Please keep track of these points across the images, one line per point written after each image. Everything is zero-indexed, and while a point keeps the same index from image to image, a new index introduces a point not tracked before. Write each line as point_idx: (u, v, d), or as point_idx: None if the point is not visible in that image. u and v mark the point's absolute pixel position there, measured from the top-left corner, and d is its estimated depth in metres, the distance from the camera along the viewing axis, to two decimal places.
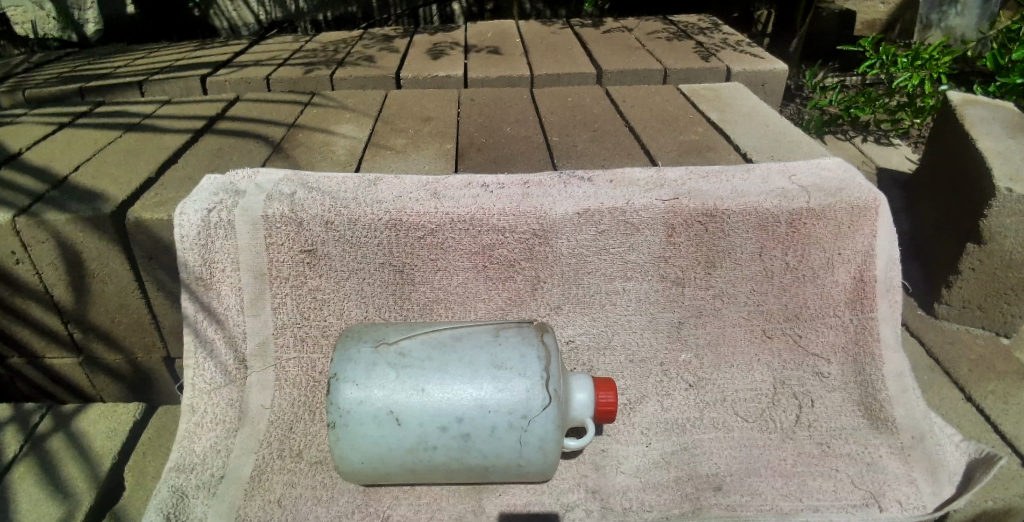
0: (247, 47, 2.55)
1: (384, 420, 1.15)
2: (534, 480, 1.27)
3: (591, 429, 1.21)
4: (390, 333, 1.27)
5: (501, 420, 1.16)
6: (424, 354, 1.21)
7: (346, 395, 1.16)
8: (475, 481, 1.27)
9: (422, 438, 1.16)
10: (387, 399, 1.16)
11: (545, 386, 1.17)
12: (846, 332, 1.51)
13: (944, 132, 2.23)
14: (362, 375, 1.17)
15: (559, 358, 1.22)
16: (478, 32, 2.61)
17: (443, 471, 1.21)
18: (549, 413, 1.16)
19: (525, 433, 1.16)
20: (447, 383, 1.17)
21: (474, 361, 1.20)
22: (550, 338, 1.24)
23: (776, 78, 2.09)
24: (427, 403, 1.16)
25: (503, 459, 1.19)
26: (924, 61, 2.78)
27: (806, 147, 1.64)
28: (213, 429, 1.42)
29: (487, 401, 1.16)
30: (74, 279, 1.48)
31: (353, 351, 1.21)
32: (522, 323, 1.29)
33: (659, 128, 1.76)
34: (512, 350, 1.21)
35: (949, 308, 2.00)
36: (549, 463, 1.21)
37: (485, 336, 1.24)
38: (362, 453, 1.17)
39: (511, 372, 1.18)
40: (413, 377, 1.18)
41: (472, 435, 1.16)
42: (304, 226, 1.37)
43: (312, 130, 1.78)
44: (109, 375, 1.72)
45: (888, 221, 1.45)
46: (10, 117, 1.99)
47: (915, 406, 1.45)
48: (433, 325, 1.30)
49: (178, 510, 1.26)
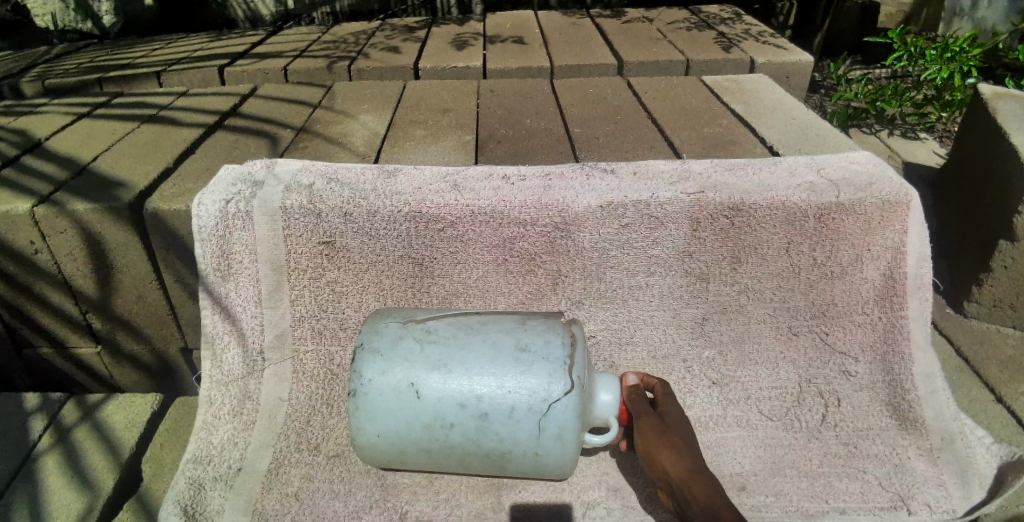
0: (263, 37, 2.53)
1: (404, 392, 1.14)
2: (552, 476, 1.21)
3: (615, 428, 1.20)
4: (417, 313, 1.27)
5: (520, 401, 1.13)
6: (449, 334, 1.21)
7: (370, 364, 1.16)
8: (490, 471, 1.22)
9: (440, 414, 1.14)
10: (409, 371, 1.15)
11: (568, 373, 1.14)
12: (875, 330, 1.47)
13: (974, 126, 2.16)
14: (388, 347, 1.18)
15: (584, 347, 1.19)
16: (496, 23, 2.58)
17: (458, 454, 1.17)
18: (571, 399, 1.12)
19: (543, 418, 1.13)
20: (469, 361, 1.15)
21: (498, 343, 1.18)
22: (577, 329, 1.21)
23: (800, 70, 2.05)
24: (447, 379, 1.14)
25: (519, 446, 1.15)
26: (953, 54, 2.70)
27: (834, 140, 1.59)
28: (230, 421, 1.40)
29: (507, 383, 1.14)
30: (94, 270, 1.48)
31: (381, 325, 1.23)
32: (548, 314, 1.27)
33: (682, 121, 1.72)
34: (537, 335, 1.19)
35: (979, 307, 1.96)
36: (567, 456, 1.16)
37: (511, 322, 1.22)
38: (379, 425, 1.15)
39: (534, 357, 1.15)
40: (437, 353, 1.17)
41: (489, 415, 1.13)
42: (323, 218, 1.36)
43: (330, 121, 1.76)
44: (127, 366, 1.72)
45: (919, 215, 1.40)
46: (27, 107, 2.00)
47: (945, 407, 1.40)
48: (460, 310, 1.29)
49: (195, 503, 1.25)
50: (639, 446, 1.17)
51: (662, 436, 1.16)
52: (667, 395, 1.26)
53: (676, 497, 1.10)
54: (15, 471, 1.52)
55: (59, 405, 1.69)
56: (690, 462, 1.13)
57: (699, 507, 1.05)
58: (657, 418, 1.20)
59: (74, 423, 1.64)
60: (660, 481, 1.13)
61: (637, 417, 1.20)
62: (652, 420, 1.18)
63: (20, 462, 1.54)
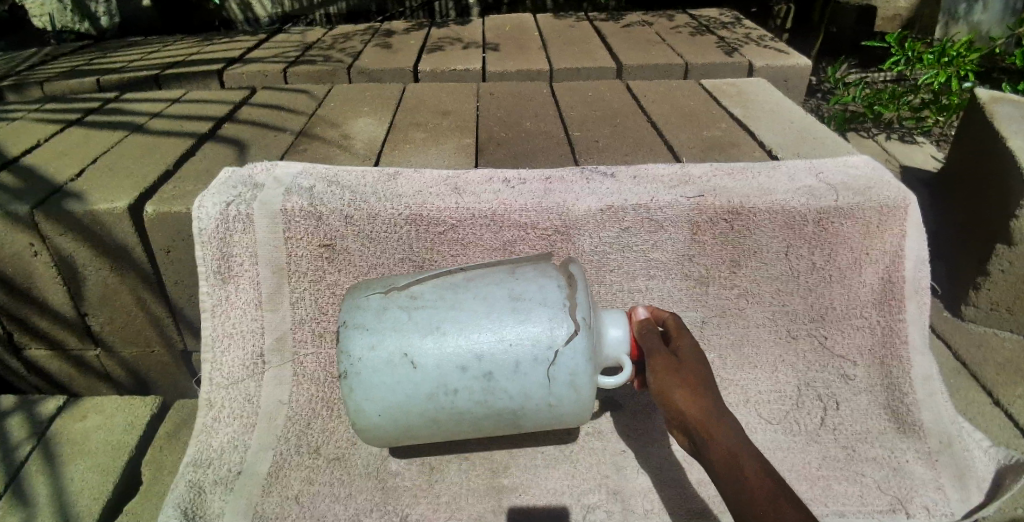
0: (262, 39, 2.53)
1: (400, 364, 1.08)
2: (567, 425, 1.19)
3: (627, 366, 1.13)
4: (399, 280, 1.21)
5: (524, 354, 1.09)
6: (437, 294, 1.15)
7: (357, 341, 1.09)
8: (504, 430, 1.19)
9: (442, 380, 1.09)
10: (400, 341, 1.09)
11: (569, 315, 1.10)
12: (874, 333, 1.47)
13: (970, 130, 2.17)
14: (373, 319, 1.11)
15: (581, 284, 1.15)
16: (495, 26, 2.59)
17: (468, 417, 1.14)
18: (577, 342, 1.09)
19: (552, 368, 1.09)
20: (463, 320, 1.10)
21: (490, 296, 1.13)
22: (575, 269, 1.18)
23: (799, 74, 2.06)
24: (443, 343, 1.09)
25: (530, 400, 1.12)
26: (950, 58, 2.72)
27: (833, 144, 1.60)
28: (232, 424, 1.38)
29: (507, 336, 1.09)
30: (94, 272, 1.49)
31: (363, 298, 1.16)
32: (536, 258, 1.23)
33: (681, 124, 1.73)
34: (531, 282, 1.14)
35: (976, 310, 1.97)
36: (581, 402, 1.14)
37: (500, 274, 1.17)
38: (380, 404, 1.10)
39: (531, 304, 1.11)
40: (428, 317, 1.11)
41: (494, 373, 1.09)
42: (323, 221, 1.36)
43: (331, 123, 1.77)
44: (127, 368, 1.73)
45: (918, 220, 1.41)
46: (25, 109, 1.99)
47: (942, 409, 1.41)
48: (444, 268, 1.23)
49: (195, 506, 1.24)
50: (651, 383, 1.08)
51: (676, 373, 1.05)
52: (682, 328, 1.16)
53: (691, 437, 0.99)
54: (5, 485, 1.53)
55: (48, 420, 1.70)
56: (707, 399, 1.02)
57: (716, 451, 0.95)
58: (670, 354, 1.10)
59: (66, 435, 1.66)
60: (674, 420, 1.03)
61: (649, 354, 1.11)
62: (663, 356, 1.09)
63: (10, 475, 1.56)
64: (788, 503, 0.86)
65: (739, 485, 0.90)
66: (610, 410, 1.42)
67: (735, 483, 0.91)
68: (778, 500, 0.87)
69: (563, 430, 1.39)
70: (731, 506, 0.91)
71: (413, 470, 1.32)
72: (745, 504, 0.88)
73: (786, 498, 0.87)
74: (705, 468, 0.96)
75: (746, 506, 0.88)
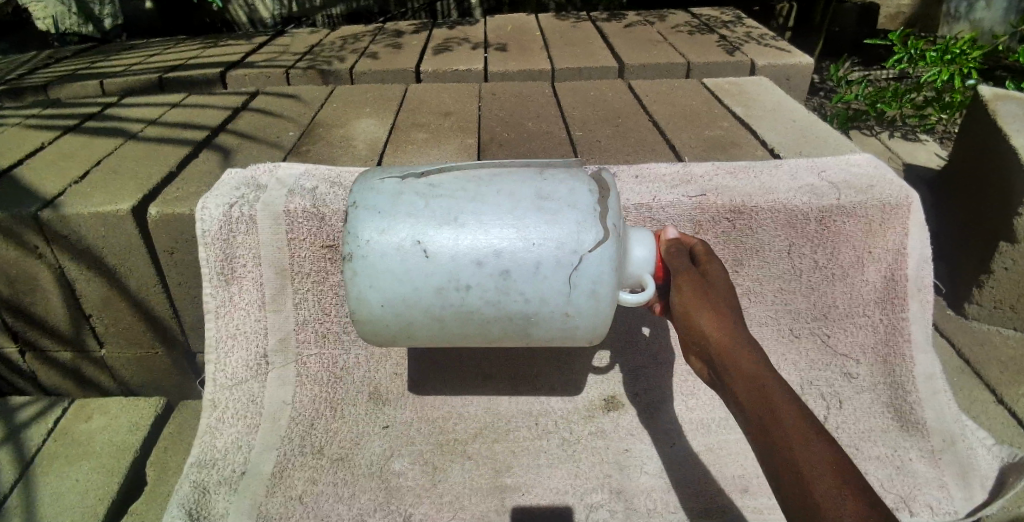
0: (264, 41, 2.54)
1: (410, 252, 0.93)
2: (580, 342, 1.04)
3: (652, 285, 1.00)
4: (418, 167, 1.06)
5: (548, 254, 0.93)
6: (458, 185, 0.99)
7: (367, 223, 0.94)
8: (513, 340, 1.04)
9: (454, 275, 0.94)
10: (413, 228, 0.94)
11: (601, 219, 0.94)
12: (877, 332, 1.47)
13: (973, 128, 2.17)
14: (386, 202, 0.96)
15: (613, 191, 1.01)
16: (496, 26, 2.59)
17: (478, 322, 0.98)
18: (606, 249, 0.94)
19: (576, 273, 0.94)
20: (482, 213, 0.95)
21: (516, 191, 0.98)
22: (607, 179, 1.04)
23: (801, 73, 2.06)
24: (459, 235, 0.93)
25: (547, 307, 0.96)
26: (953, 55, 2.70)
27: (834, 142, 1.60)
28: (236, 425, 1.37)
29: (531, 234, 0.93)
30: (99, 274, 1.49)
31: (377, 181, 1.01)
32: (569, 164, 1.08)
33: (682, 123, 1.72)
34: (561, 183, 0.99)
35: (979, 309, 1.97)
36: (604, 315, 0.98)
37: (528, 171, 1.02)
38: (384, 293, 0.95)
39: (559, 204, 0.95)
40: (445, 206, 0.96)
41: (511, 273, 0.94)
42: (325, 222, 1.36)
43: (333, 124, 1.77)
44: (132, 369, 1.74)
45: (921, 219, 1.40)
46: (29, 110, 1.99)
47: (946, 408, 1.40)
48: (466, 163, 1.08)
49: (199, 506, 1.23)
50: (676, 306, 0.97)
51: (706, 299, 0.95)
52: (711, 253, 1.04)
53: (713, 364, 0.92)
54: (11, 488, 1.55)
55: (51, 424, 1.71)
56: (736, 325, 0.93)
57: (741, 380, 0.87)
58: (699, 277, 0.99)
59: (73, 436, 1.68)
60: (695, 345, 0.95)
61: (676, 276, 0.99)
62: (693, 279, 0.98)
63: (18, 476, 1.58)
64: (817, 438, 0.79)
65: (763, 416, 0.83)
66: (612, 410, 1.43)
67: (759, 415, 0.84)
68: (806, 433, 0.80)
69: (566, 429, 1.41)
70: (751, 437, 0.85)
71: (416, 470, 1.33)
72: (767, 437, 0.82)
73: (815, 433, 0.80)
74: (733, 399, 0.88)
75: (768, 438, 0.82)
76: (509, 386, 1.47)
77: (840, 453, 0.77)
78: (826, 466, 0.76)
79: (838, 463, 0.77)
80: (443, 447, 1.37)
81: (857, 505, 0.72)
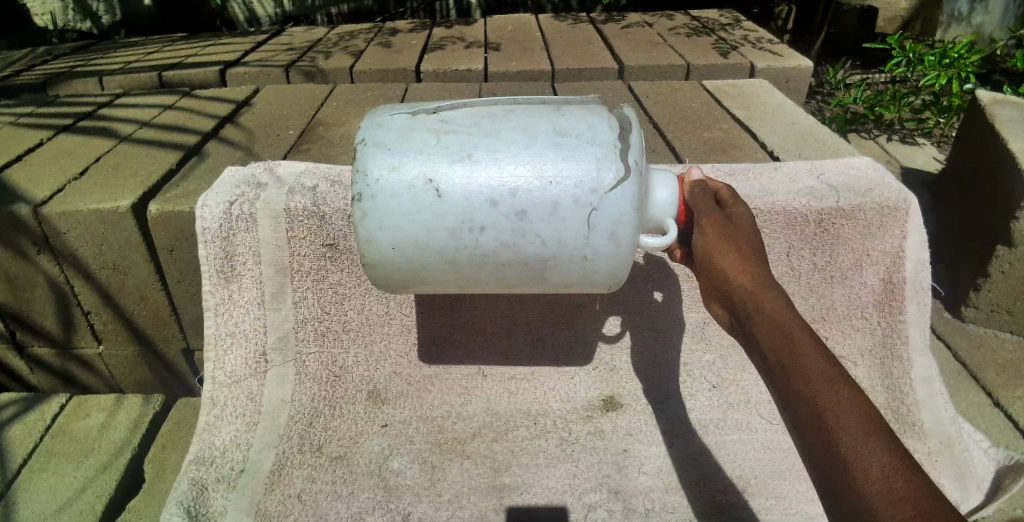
0: (264, 39, 2.54)
1: (421, 191, 0.89)
2: (596, 287, 1.00)
3: (672, 230, 0.95)
4: (429, 105, 1.01)
5: (565, 193, 0.88)
6: (471, 122, 0.95)
7: (376, 160, 0.90)
8: (528, 286, 1.00)
9: (467, 215, 0.89)
10: (424, 165, 0.89)
11: (622, 155, 0.89)
12: (874, 335, 1.49)
13: (971, 132, 2.17)
14: (396, 140, 0.92)
15: (634, 127, 0.95)
16: (497, 26, 2.60)
17: (492, 265, 0.94)
18: (627, 188, 0.89)
19: (595, 213, 0.89)
20: (497, 149, 0.90)
21: (532, 128, 0.93)
22: (628, 113, 0.98)
23: (800, 76, 2.07)
24: (473, 172, 0.89)
25: (564, 249, 0.91)
26: (951, 60, 2.73)
27: (833, 145, 1.60)
28: (234, 423, 1.36)
29: (548, 172, 0.88)
30: (98, 271, 1.49)
31: (386, 118, 0.96)
32: (587, 102, 1.03)
33: (683, 124, 1.73)
34: (578, 120, 0.94)
35: (976, 312, 1.98)
36: (622, 260, 0.94)
37: (544, 109, 0.98)
38: (395, 235, 0.90)
39: (577, 141, 0.91)
40: (457, 143, 0.92)
41: (527, 213, 0.89)
42: (326, 221, 1.37)
43: (334, 123, 1.77)
44: (130, 366, 1.74)
45: (920, 222, 1.41)
46: (28, 107, 1.99)
47: (943, 411, 1.41)
48: (479, 101, 1.04)
49: (198, 504, 1.21)
50: (699, 249, 0.91)
51: (731, 241, 0.89)
52: (737, 195, 0.98)
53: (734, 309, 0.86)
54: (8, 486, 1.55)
55: (48, 421, 1.71)
56: (762, 268, 0.86)
57: (764, 325, 0.81)
58: (724, 219, 0.93)
59: (70, 434, 1.67)
60: (720, 291, 0.88)
61: (700, 217, 0.93)
62: (717, 219, 0.91)
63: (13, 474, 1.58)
64: (845, 385, 0.73)
65: (786, 362, 0.77)
66: (610, 410, 1.45)
67: (782, 359, 0.78)
68: (834, 379, 0.74)
69: (564, 430, 1.42)
70: (774, 386, 0.79)
71: (415, 469, 1.33)
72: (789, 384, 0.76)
73: (843, 380, 0.74)
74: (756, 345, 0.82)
75: (791, 385, 0.76)
76: (507, 390, 1.50)
77: (870, 402, 0.71)
78: (854, 415, 0.70)
79: (867, 412, 0.71)
80: (441, 446, 1.38)
81: (886, 456, 0.66)
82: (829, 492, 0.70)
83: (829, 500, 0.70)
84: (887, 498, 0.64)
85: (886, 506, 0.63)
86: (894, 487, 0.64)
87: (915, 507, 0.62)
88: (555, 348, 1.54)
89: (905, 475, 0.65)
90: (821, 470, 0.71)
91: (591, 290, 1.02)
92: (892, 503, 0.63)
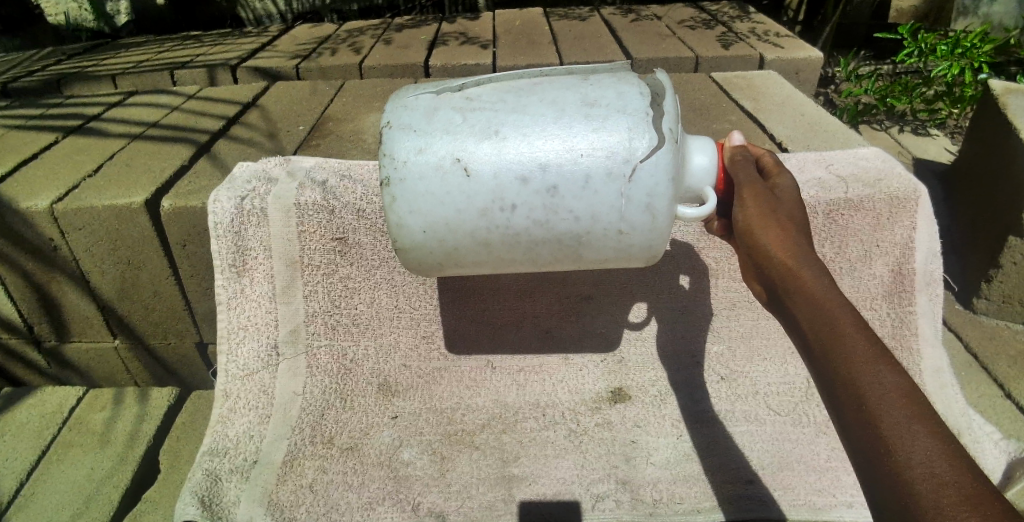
0: (274, 36, 2.56)
1: (451, 170, 0.90)
2: (631, 261, 1.00)
3: (711, 200, 0.94)
4: (454, 82, 1.02)
5: (596, 167, 0.89)
6: (497, 98, 0.96)
7: (403, 142, 0.91)
8: (563, 263, 1.01)
9: (499, 193, 0.90)
10: (452, 144, 0.90)
11: (653, 123, 0.90)
12: (884, 325, 1.49)
13: (985, 123, 2.14)
14: (423, 120, 0.93)
15: (668, 93, 0.95)
16: (506, 20, 2.60)
17: (525, 243, 0.95)
18: (660, 157, 0.89)
19: (627, 185, 0.89)
20: (525, 124, 0.91)
21: (559, 100, 0.93)
22: (656, 82, 0.97)
23: (810, 66, 2.06)
24: (501, 148, 0.89)
25: (598, 222, 0.92)
26: (964, 50, 2.76)
27: (844, 136, 1.59)
28: (248, 415, 1.38)
29: (578, 144, 0.89)
30: (112, 266, 1.52)
31: (411, 99, 0.97)
32: (614, 71, 1.03)
33: (692, 116, 1.73)
34: (607, 89, 0.94)
35: (988, 303, 1.96)
36: (656, 232, 0.94)
37: (571, 80, 0.98)
38: (427, 217, 0.91)
39: (606, 111, 0.91)
40: (484, 119, 0.92)
41: (559, 188, 0.90)
42: (336, 214, 1.41)
43: (343, 118, 1.79)
44: (143, 359, 1.76)
45: (929, 212, 1.41)
46: (43, 106, 2.03)
47: (953, 403, 1.38)
48: (505, 75, 1.03)
49: (212, 494, 1.22)
50: (737, 220, 0.90)
51: (772, 215, 0.88)
52: (781, 166, 0.98)
53: (772, 286, 0.86)
54: (25, 478, 1.58)
55: (65, 414, 1.75)
56: (802, 245, 0.85)
57: (803, 303, 0.81)
58: (764, 190, 0.92)
59: (86, 427, 1.71)
60: (755, 265, 0.87)
61: (739, 188, 0.93)
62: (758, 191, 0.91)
63: (30, 465, 1.61)
64: (888, 366, 0.72)
65: (828, 342, 0.77)
66: (618, 402, 1.47)
67: (822, 336, 0.77)
68: (876, 361, 0.73)
69: (572, 421, 1.44)
70: (813, 361, 0.79)
71: (424, 460, 1.35)
72: (831, 366, 0.75)
73: (886, 362, 0.73)
74: (795, 318, 0.82)
75: (833, 364, 0.75)
76: (515, 382, 1.52)
77: (914, 384, 0.70)
78: (895, 398, 0.70)
79: (910, 395, 0.70)
80: (451, 438, 1.40)
81: (929, 440, 0.66)
82: (867, 473, 0.70)
83: (870, 483, 0.70)
84: (929, 481, 0.63)
85: (927, 489, 0.63)
86: (936, 474, 0.63)
87: (957, 492, 0.61)
88: (563, 341, 1.56)
89: (948, 461, 0.64)
90: (862, 453, 0.71)
91: (627, 264, 1.02)
92: (933, 488, 0.62)
